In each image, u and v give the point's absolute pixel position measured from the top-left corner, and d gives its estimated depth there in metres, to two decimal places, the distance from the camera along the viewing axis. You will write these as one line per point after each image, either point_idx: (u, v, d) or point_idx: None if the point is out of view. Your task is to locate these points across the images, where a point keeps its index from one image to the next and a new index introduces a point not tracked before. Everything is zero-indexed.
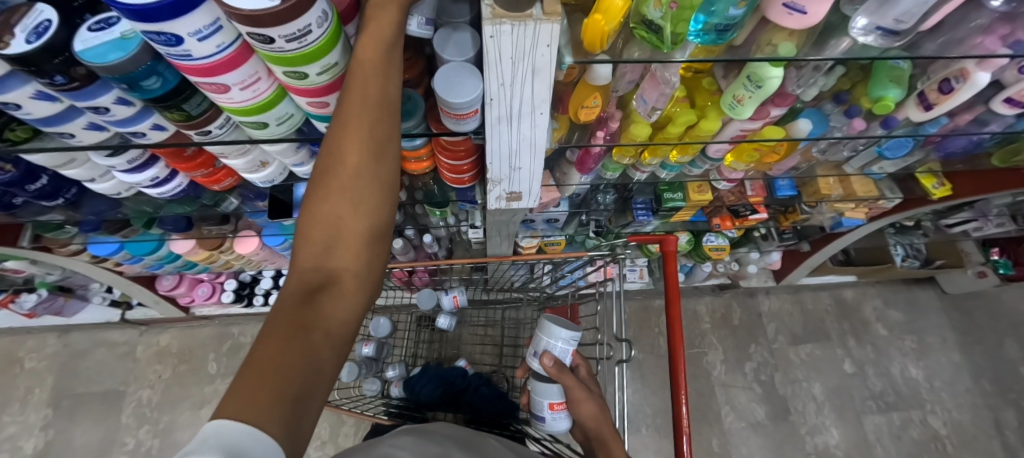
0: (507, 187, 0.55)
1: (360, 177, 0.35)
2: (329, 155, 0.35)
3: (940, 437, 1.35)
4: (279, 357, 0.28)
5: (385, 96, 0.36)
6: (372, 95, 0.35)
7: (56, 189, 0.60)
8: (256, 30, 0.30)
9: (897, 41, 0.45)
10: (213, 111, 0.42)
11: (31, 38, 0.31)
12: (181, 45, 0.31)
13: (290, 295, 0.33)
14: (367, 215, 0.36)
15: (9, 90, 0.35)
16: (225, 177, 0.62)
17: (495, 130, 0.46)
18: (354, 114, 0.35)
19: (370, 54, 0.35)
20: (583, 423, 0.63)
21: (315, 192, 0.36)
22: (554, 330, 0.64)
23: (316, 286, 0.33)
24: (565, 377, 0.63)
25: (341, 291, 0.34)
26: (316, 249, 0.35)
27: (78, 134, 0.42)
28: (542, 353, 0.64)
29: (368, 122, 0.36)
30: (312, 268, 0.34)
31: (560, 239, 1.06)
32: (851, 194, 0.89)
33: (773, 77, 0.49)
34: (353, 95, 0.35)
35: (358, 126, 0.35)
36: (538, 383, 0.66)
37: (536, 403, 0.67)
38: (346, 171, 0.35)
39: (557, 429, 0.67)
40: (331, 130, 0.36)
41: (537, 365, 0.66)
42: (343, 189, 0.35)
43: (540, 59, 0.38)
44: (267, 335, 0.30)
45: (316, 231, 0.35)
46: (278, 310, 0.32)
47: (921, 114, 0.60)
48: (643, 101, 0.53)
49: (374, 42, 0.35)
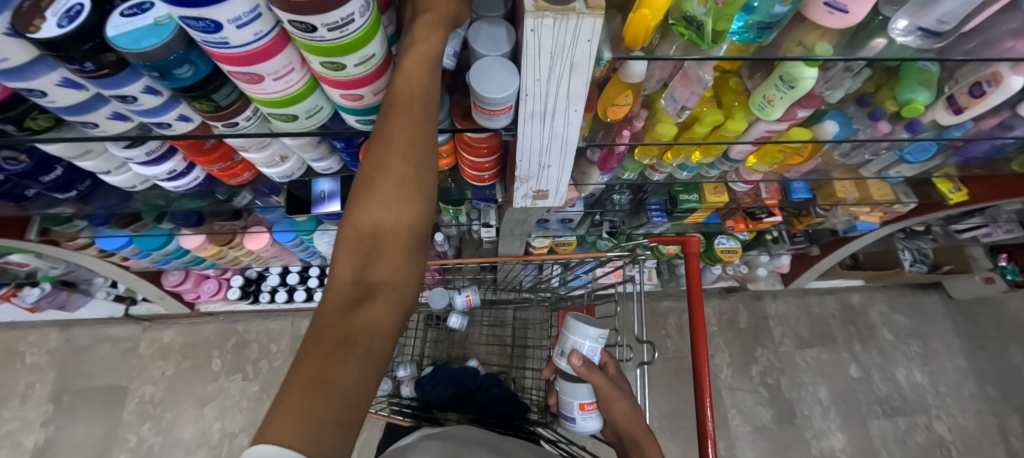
0: (534, 185, 0.54)
1: (401, 188, 0.35)
2: (371, 166, 0.36)
3: (945, 442, 1.35)
4: (323, 372, 0.28)
5: (425, 110, 0.36)
6: (415, 108, 0.36)
7: (70, 181, 0.59)
8: (299, 18, 0.29)
9: (938, 42, 0.44)
10: (241, 102, 0.41)
11: (62, 22, 0.30)
12: (219, 33, 0.30)
13: (332, 308, 0.32)
14: (409, 228, 0.36)
15: (35, 77, 0.34)
16: (242, 171, 0.61)
17: (526, 127, 0.45)
18: (397, 128, 0.36)
19: (415, 69, 0.36)
20: (614, 423, 0.64)
21: (356, 204, 0.35)
22: (583, 329, 0.63)
23: (358, 298, 0.33)
24: (593, 376, 0.62)
25: (383, 302, 0.33)
26: (356, 262, 0.35)
27: (101, 123, 0.41)
28: (569, 352, 0.64)
29: (410, 135, 0.36)
30: (353, 280, 0.34)
31: (571, 239, 1.05)
32: (867, 197, 0.89)
33: (808, 78, 0.48)
34: (396, 108, 0.36)
35: (401, 140, 0.36)
36: (568, 383, 0.65)
37: (565, 403, 0.66)
38: (389, 181, 0.35)
39: (587, 430, 0.66)
40: (373, 142, 0.36)
41: (564, 365, 0.65)
42: (385, 201, 0.35)
43: (579, 54, 0.37)
44: (310, 349, 0.29)
45: (358, 245, 0.35)
46: (319, 325, 0.32)
47: (950, 117, 0.59)
48: (673, 99, 0.53)
49: (420, 58, 0.36)
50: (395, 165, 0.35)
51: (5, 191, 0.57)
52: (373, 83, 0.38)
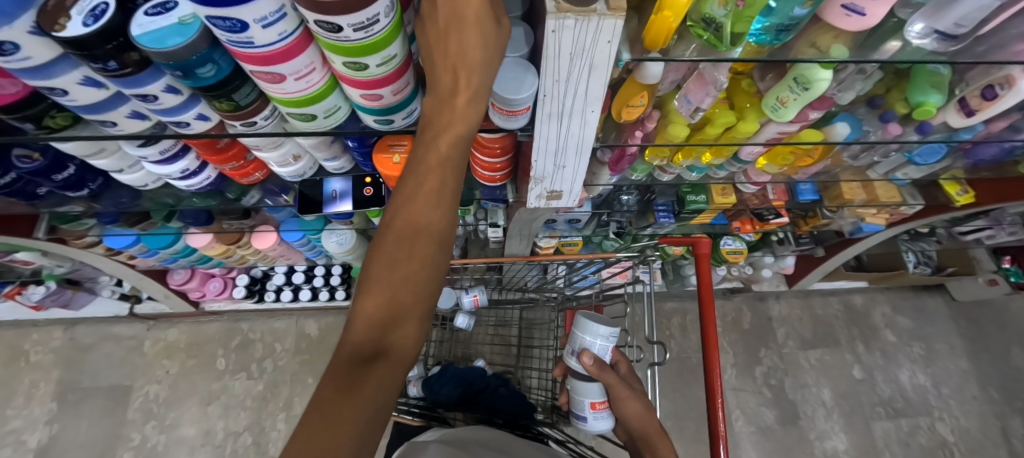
0: (549, 186, 0.54)
1: (416, 262, 0.38)
2: (388, 240, 0.38)
3: (948, 444, 1.35)
4: (329, 434, 0.30)
5: (447, 173, 0.40)
6: (438, 192, 0.39)
7: (81, 180, 0.59)
8: (325, 18, 0.29)
9: (954, 46, 0.45)
10: (260, 102, 0.41)
11: (88, 21, 0.30)
12: (245, 32, 0.30)
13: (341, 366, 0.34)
14: (419, 298, 0.38)
15: (57, 75, 0.34)
16: (254, 170, 0.61)
17: (543, 128, 0.45)
18: (422, 189, 0.39)
19: (448, 139, 0.38)
20: (627, 421, 0.66)
21: (371, 273, 0.38)
22: (595, 329, 0.62)
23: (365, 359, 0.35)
24: (604, 375, 0.63)
25: (391, 367, 0.35)
26: (372, 324, 0.36)
27: (120, 122, 0.41)
28: (580, 351, 0.64)
29: (433, 196, 0.39)
30: (365, 342, 0.36)
31: (577, 239, 1.05)
32: (875, 199, 0.88)
33: (821, 80, 0.48)
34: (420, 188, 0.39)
35: (425, 200, 0.39)
36: (579, 382, 0.66)
37: (577, 402, 0.67)
38: (407, 255, 0.38)
39: (599, 429, 0.67)
40: (395, 217, 0.39)
41: (575, 364, 0.65)
42: (400, 272, 0.37)
43: (598, 55, 0.37)
44: (317, 402, 0.32)
45: (371, 308, 0.37)
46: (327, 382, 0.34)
47: (961, 120, 0.60)
48: (686, 101, 0.53)
49: (454, 129, 0.38)
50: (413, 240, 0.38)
51: (17, 189, 0.57)
52: (393, 83, 0.38)
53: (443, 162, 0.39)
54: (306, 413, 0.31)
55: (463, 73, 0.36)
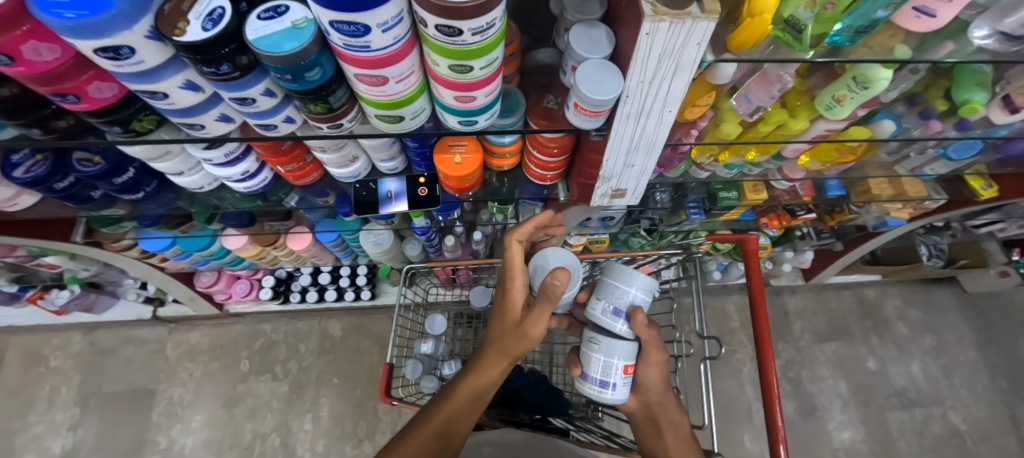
0: (616, 184, 0.56)
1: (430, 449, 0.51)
2: (414, 430, 0.53)
3: (961, 432, 1.39)
4: None
5: (483, 391, 0.56)
6: (462, 402, 0.55)
7: (138, 183, 0.59)
8: (448, 23, 0.29)
9: (1015, 46, 0.46)
10: (348, 105, 0.41)
11: (207, 26, 0.30)
12: (365, 37, 0.30)
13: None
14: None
15: (162, 79, 0.34)
16: (311, 171, 0.61)
17: (619, 128, 0.46)
18: (462, 393, 0.56)
19: (490, 367, 0.56)
20: (648, 389, 0.68)
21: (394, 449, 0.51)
22: (643, 279, 0.62)
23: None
24: (648, 334, 0.64)
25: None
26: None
27: (208, 125, 0.41)
28: (631, 307, 0.63)
29: (470, 397, 0.55)
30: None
31: (604, 237, 1.05)
32: (901, 194, 0.91)
33: (882, 79, 0.49)
34: (455, 402, 0.55)
35: (461, 397, 0.55)
36: (613, 341, 0.63)
37: (605, 366, 0.64)
38: (422, 442, 0.51)
39: (618, 399, 0.65)
40: (429, 412, 0.55)
41: (614, 322, 0.63)
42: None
43: (685, 57, 0.38)
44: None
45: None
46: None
47: (1004, 117, 0.61)
48: (746, 100, 0.54)
49: (498, 361, 0.57)
50: (437, 439, 0.52)
51: (74, 192, 0.57)
52: (486, 86, 0.39)
53: (480, 379, 0.56)
54: None
55: (509, 331, 0.57)
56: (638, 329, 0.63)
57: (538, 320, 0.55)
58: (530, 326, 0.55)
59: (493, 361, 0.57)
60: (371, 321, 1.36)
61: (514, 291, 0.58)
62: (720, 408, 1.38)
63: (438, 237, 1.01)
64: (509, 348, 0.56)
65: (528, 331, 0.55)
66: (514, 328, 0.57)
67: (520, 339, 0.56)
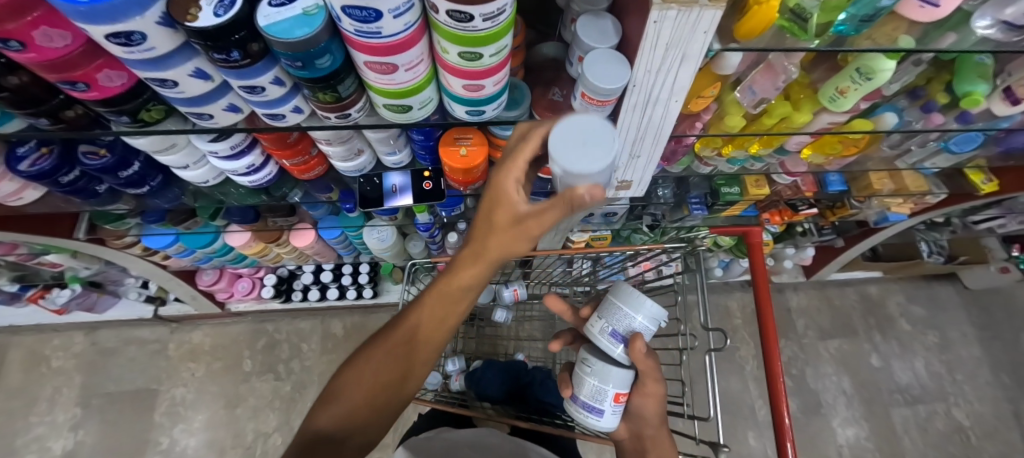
0: (621, 176, 0.56)
1: (396, 367, 0.46)
2: (383, 342, 0.48)
3: (964, 428, 1.39)
4: None
5: (462, 295, 0.47)
6: (428, 315, 0.47)
7: (144, 177, 0.58)
8: (459, 7, 0.29)
9: (1016, 36, 0.46)
10: (356, 94, 0.41)
11: (219, 12, 0.30)
12: (376, 22, 0.30)
13: (302, 444, 0.44)
14: (383, 399, 0.46)
15: (171, 67, 0.34)
16: (315, 165, 0.61)
17: (626, 118, 0.46)
18: (433, 302, 0.47)
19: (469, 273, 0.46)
20: (642, 420, 0.70)
21: (360, 363, 0.48)
22: (646, 305, 0.64)
23: (316, 448, 0.43)
24: (645, 362, 0.65)
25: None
26: (335, 410, 0.45)
27: (215, 115, 0.41)
28: (628, 330, 0.64)
29: (444, 304, 0.47)
30: (325, 427, 0.45)
31: (606, 233, 1.04)
32: (903, 188, 0.91)
33: (886, 70, 0.50)
34: (421, 315, 0.47)
35: (433, 304, 0.47)
36: (607, 366, 0.65)
37: (597, 390, 0.66)
38: (386, 361, 0.46)
39: (609, 426, 0.67)
40: (399, 323, 0.48)
41: (613, 345, 0.65)
42: (381, 375, 0.46)
43: (692, 46, 0.38)
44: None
45: (342, 398, 0.46)
46: (298, 445, 0.44)
47: (1005, 109, 0.62)
48: (750, 91, 0.54)
49: (479, 266, 0.46)
50: (405, 348, 0.47)
51: (80, 187, 0.57)
52: (494, 75, 0.39)
53: (455, 282, 0.47)
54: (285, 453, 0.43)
55: (498, 233, 0.44)
56: (634, 356, 0.64)
57: (528, 225, 0.42)
58: (515, 225, 0.43)
59: (465, 265, 0.46)
60: (374, 320, 1.36)
61: (505, 186, 0.43)
62: (723, 405, 1.38)
63: (441, 234, 1.01)
64: (485, 250, 0.45)
65: (510, 231, 0.44)
66: (491, 226, 0.44)
67: (496, 238, 0.44)
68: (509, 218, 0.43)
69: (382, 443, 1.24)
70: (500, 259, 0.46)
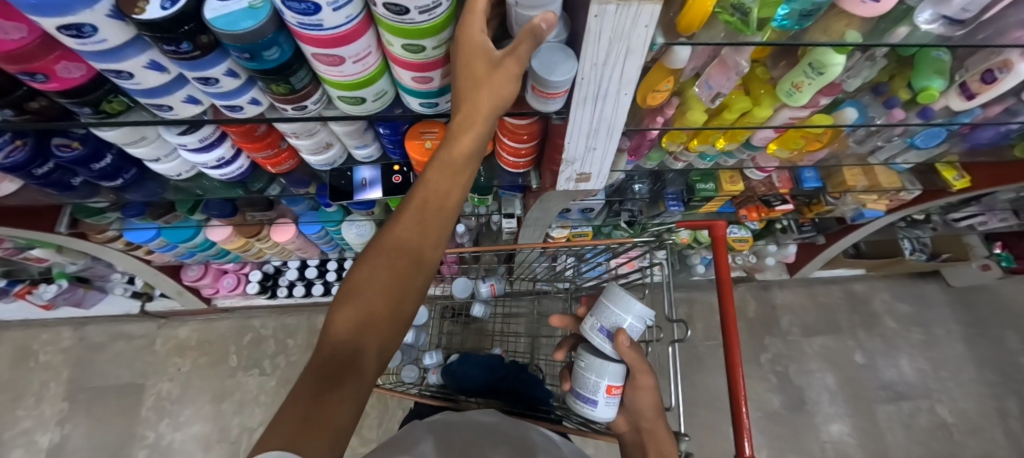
0: (579, 168, 0.57)
1: (406, 262, 0.39)
2: (385, 238, 0.39)
3: (948, 425, 1.40)
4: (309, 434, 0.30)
5: (465, 162, 0.41)
6: (431, 197, 0.40)
7: (117, 170, 0.60)
8: (394, 0, 0.31)
9: (960, 30, 0.49)
10: (310, 87, 0.42)
11: (165, 4, 0.31)
12: (316, 15, 0.31)
13: (314, 370, 0.34)
14: (400, 301, 0.38)
15: (126, 59, 0.35)
16: (286, 159, 0.63)
17: (578, 110, 0.47)
18: (433, 179, 0.40)
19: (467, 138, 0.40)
20: (638, 412, 0.70)
21: (361, 268, 0.39)
22: (633, 305, 0.67)
23: (337, 369, 0.34)
24: (635, 358, 0.68)
25: (359, 381, 0.35)
26: (347, 326, 0.37)
27: (175, 107, 0.43)
28: (615, 328, 0.67)
29: (447, 177, 0.41)
30: (340, 344, 0.36)
31: (587, 230, 1.07)
32: (876, 185, 0.92)
33: (836, 64, 0.51)
34: (422, 195, 0.40)
35: (435, 180, 0.40)
36: (599, 360, 0.69)
37: (591, 384, 0.69)
38: (394, 259, 0.38)
39: (605, 417, 0.70)
40: (396, 213, 0.40)
41: (602, 341, 0.69)
42: (391, 274, 0.38)
43: (635, 40, 0.39)
44: (287, 409, 0.32)
45: (349, 310, 0.37)
46: (307, 374, 0.34)
47: (961, 103, 0.63)
48: (707, 86, 0.56)
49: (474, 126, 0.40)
50: (412, 235, 0.39)
51: (55, 179, 0.58)
52: (441, 66, 0.40)
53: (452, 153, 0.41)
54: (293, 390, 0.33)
55: (486, 83, 0.39)
56: (621, 350, 0.67)
57: (507, 68, 0.38)
58: (493, 72, 0.38)
59: (461, 129, 0.40)
60: None
61: (473, 40, 0.37)
62: (707, 401, 1.38)
63: None
64: (476, 109, 0.40)
65: (496, 78, 0.39)
66: (478, 76, 0.38)
67: (484, 92, 0.39)
68: (487, 63, 0.38)
69: (366, 438, 1.26)
70: (491, 115, 0.41)
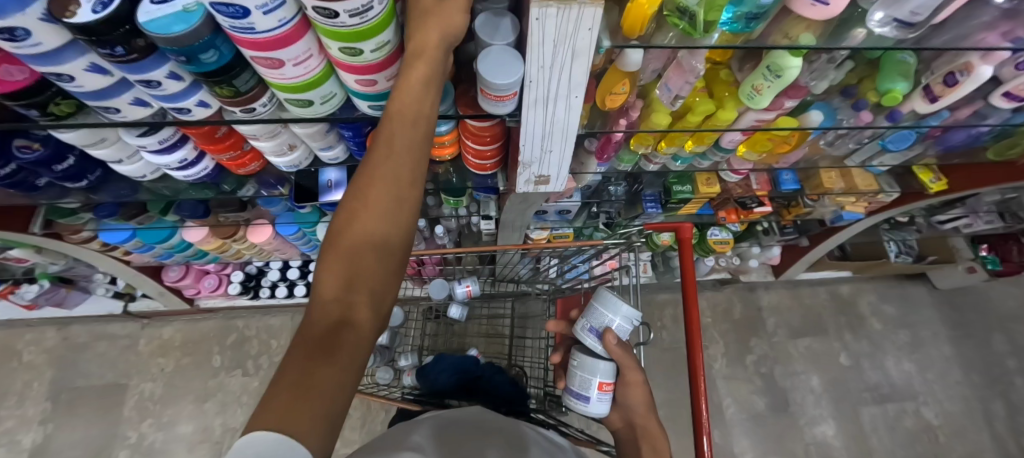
0: (536, 170, 0.57)
1: (383, 219, 0.41)
2: (358, 200, 0.41)
3: (933, 427, 1.39)
4: (312, 382, 0.33)
5: (423, 109, 0.42)
6: (395, 152, 0.41)
7: (82, 171, 0.59)
8: (322, 4, 0.31)
9: (911, 33, 0.48)
10: (258, 89, 0.43)
11: (96, 8, 0.31)
12: (246, 18, 0.31)
13: (313, 328, 0.37)
14: (383, 256, 0.41)
15: (65, 62, 0.35)
16: (250, 160, 0.63)
17: (530, 113, 0.47)
18: (394, 133, 0.41)
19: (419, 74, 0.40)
20: (631, 409, 0.72)
21: (340, 233, 0.41)
22: (620, 306, 0.67)
23: (334, 324, 0.37)
24: (623, 356, 0.69)
25: (358, 331, 0.38)
26: (334, 288, 0.39)
27: (123, 109, 0.43)
28: (604, 328, 0.69)
29: (407, 130, 0.41)
30: (331, 303, 0.39)
31: (568, 232, 1.07)
32: (853, 187, 0.92)
33: (792, 67, 0.51)
34: (386, 154, 0.41)
35: (396, 136, 0.41)
36: (590, 358, 0.69)
37: (583, 381, 0.69)
38: (370, 218, 0.41)
39: (597, 413, 0.70)
40: (364, 174, 0.42)
41: (592, 341, 0.70)
42: (370, 233, 0.41)
43: (580, 42, 0.39)
44: (291, 362, 0.34)
45: (336, 272, 0.40)
46: (306, 334, 0.37)
47: (926, 106, 0.63)
48: (666, 89, 0.56)
49: (424, 62, 0.40)
50: (384, 194, 0.41)
51: (18, 180, 0.58)
52: (384, 67, 0.40)
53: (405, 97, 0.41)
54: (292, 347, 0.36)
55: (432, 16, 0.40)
56: (610, 349, 0.68)
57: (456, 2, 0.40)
58: (440, 5, 0.40)
59: (410, 66, 0.40)
60: None
61: None
62: None
63: None
64: (424, 38, 0.39)
65: (444, 9, 0.40)
66: (426, 8, 0.40)
67: (434, 23, 0.40)
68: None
69: (347, 439, 1.26)
70: (444, 44, 0.41)
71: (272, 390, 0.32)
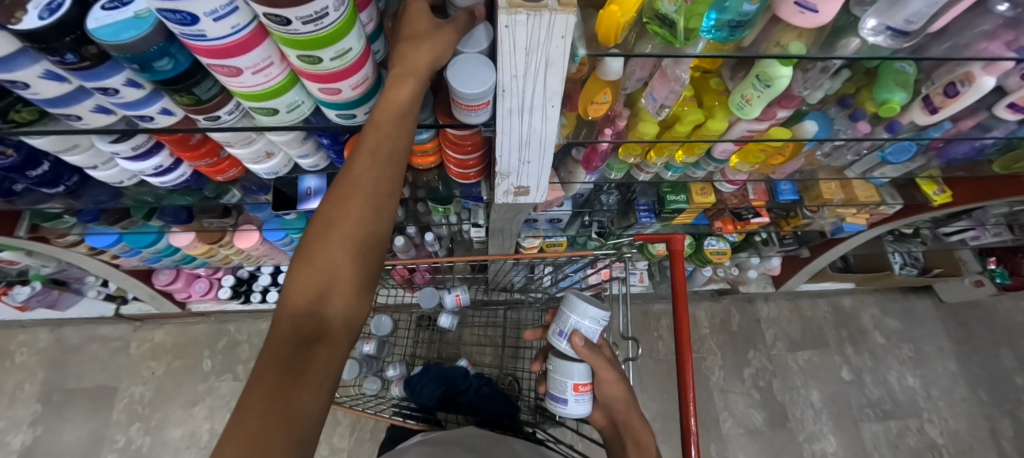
0: (514, 181, 0.57)
1: (362, 228, 0.41)
2: (337, 205, 0.41)
3: (937, 446, 1.35)
4: (284, 398, 0.31)
5: (403, 118, 0.42)
6: (378, 160, 0.42)
7: (57, 176, 0.58)
8: (273, 11, 0.29)
9: (906, 42, 0.46)
10: (221, 97, 0.42)
11: (43, 15, 0.29)
12: (196, 25, 0.30)
13: (283, 340, 0.36)
14: (361, 265, 0.41)
15: (18, 69, 0.33)
16: (228, 167, 0.62)
17: (505, 122, 0.46)
18: (371, 140, 0.41)
19: (401, 90, 0.41)
20: (621, 415, 0.69)
21: (316, 238, 0.40)
22: (585, 309, 0.63)
23: (307, 336, 0.36)
24: (594, 356, 0.64)
25: (332, 343, 0.37)
26: (309, 297, 0.38)
27: (84, 116, 0.42)
28: (570, 332, 0.65)
29: (385, 138, 0.41)
30: (305, 314, 0.37)
31: (561, 240, 1.04)
32: (853, 199, 0.89)
33: (782, 77, 0.48)
34: (362, 160, 0.41)
35: (373, 144, 0.41)
36: (562, 362, 0.66)
37: (558, 384, 0.67)
38: (351, 225, 0.40)
39: (578, 413, 0.67)
40: (343, 180, 0.42)
41: (563, 346, 0.66)
42: (348, 241, 0.40)
43: (553, 51, 0.36)
44: (261, 378, 0.33)
45: (310, 280, 0.39)
46: (275, 341, 0.36)
47: (926, 117, 0.61)
48: (652, 98, 0.54)
49: (412, 78, 0.41)
50: (360, 198, 0.41)
51: None
52: (349, 77, 0.39)
53: (391, 106, 0.41)
54: (261, 359, 0.35)
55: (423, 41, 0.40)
56: (578, 351, 0.64)
57: (448, 31, 0.41)
58: (437, 30, 0.41)
59: (398, 80, 0.41)
60: None
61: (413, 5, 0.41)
62: None
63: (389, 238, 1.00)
64: (420, 54, 0.40)
65: (438, 34, 0.40)
66: (421, 33, 0.41)
67: (430, 42, 0.40)
68: (434, 23, 0.41)
69: (334, 447, 1.24)
70: (430, 70, 0.41)
71: (242, 408, 0.31)
